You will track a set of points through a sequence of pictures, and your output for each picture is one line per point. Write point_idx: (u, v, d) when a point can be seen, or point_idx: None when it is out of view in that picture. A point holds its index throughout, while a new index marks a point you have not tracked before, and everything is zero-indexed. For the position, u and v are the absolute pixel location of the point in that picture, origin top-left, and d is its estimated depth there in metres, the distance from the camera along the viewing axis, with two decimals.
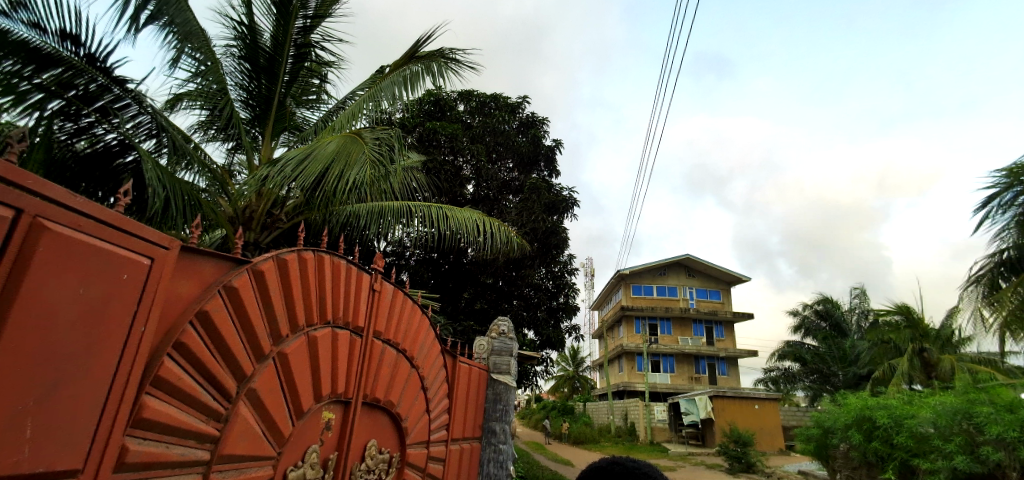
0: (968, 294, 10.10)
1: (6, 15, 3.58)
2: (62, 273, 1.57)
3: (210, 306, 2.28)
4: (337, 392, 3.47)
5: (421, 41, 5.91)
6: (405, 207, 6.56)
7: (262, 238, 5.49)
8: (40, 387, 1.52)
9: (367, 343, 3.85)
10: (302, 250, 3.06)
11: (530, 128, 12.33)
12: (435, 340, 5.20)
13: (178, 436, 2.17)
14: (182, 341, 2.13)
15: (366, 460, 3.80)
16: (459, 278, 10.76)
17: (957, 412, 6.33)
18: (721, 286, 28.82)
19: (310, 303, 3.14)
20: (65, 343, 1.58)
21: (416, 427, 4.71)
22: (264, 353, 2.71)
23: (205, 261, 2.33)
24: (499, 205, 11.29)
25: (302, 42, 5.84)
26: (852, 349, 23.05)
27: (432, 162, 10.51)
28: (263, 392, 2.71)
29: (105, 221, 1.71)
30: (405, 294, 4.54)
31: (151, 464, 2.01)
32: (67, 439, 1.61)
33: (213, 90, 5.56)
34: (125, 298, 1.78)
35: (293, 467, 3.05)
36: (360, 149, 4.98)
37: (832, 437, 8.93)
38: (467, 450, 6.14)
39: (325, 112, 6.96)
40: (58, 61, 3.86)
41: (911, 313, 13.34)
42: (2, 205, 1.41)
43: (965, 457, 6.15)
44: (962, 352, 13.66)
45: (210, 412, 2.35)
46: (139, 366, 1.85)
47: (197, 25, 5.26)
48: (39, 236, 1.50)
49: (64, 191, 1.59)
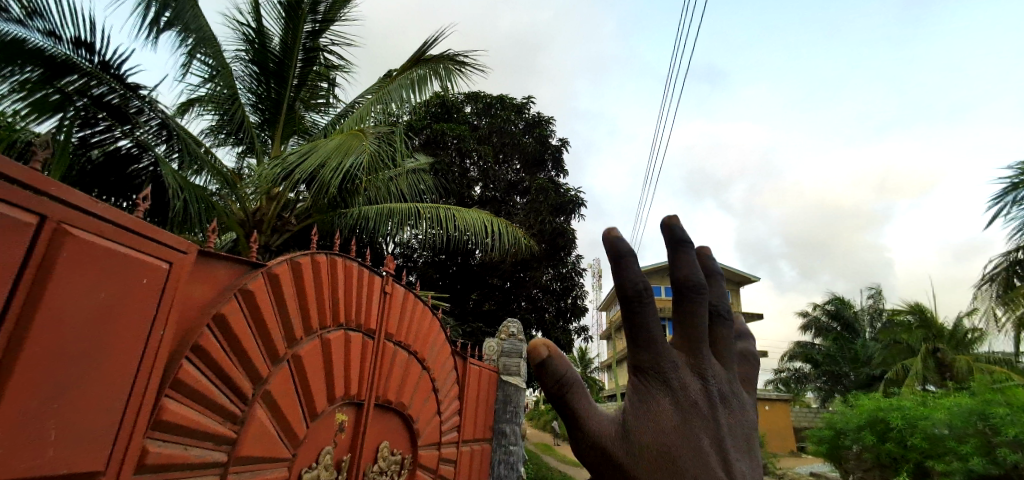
0: (983, 293, 9.95)
1: (22, 23, 3.71)
2: (85, 276, 1.59)
3: (226, 310, 2.31)
4: (349, 394, 3.49)
5: (428, 45, 5.97)
6: (413, 208, 6.54)
7: (273, 241, 5.55)
8: (47, 390, 1.49)
9: (379, 345, 3.87)
10: (315, 252, 3.09)
11: (536, 127, 12.22)
12: (446, 341, 5.20)
13: (196, 439, 2.20)
14: (198, 345, 2.16)
15: (378, 461, 3.82)
16: (467, 279, 10.96)
17: (973, 413, 6.25)
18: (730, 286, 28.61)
19: (324, 308, 3.18)
20: (89, 344, 1.61)
21: (428, 428, 4.72)
22: (279, 355, 2.74)
23: (222, 264, 2.37)
24: (507, 206, 11.29)
25: (311, 46, 5.90)
26: (864, 349, 22.70)
27: (439, 164, 10.73)
28: (278, 394, 2.73)
29: (125, 226, 1.74)
30: (415, 296, 4.53)
31: (170, 466, 2.03)
32: (88, 440, 1.63)
33: (224, 94, 5.64)
34: (145, 301, 1.81)
35: (308, 469, 3.08)
36: (360, 141, 4.96)
37: (845, 439, 8.88)
38: (479, 451, 6.14)
39: (334, 115, 6.93)
40: (72, 68, 3.94)
41: (924, 313, 13.38)
42: (27, 212, 1.44)
43: (981, 459, 5.99)
44: (978, 352, 13.38)
45: (227, 414, 2.38)
46: (156, 368, 1.88)
47: (209, 31, 5.36)
48: (62, 242, 1.53)
49: (82, 196, 1.61)
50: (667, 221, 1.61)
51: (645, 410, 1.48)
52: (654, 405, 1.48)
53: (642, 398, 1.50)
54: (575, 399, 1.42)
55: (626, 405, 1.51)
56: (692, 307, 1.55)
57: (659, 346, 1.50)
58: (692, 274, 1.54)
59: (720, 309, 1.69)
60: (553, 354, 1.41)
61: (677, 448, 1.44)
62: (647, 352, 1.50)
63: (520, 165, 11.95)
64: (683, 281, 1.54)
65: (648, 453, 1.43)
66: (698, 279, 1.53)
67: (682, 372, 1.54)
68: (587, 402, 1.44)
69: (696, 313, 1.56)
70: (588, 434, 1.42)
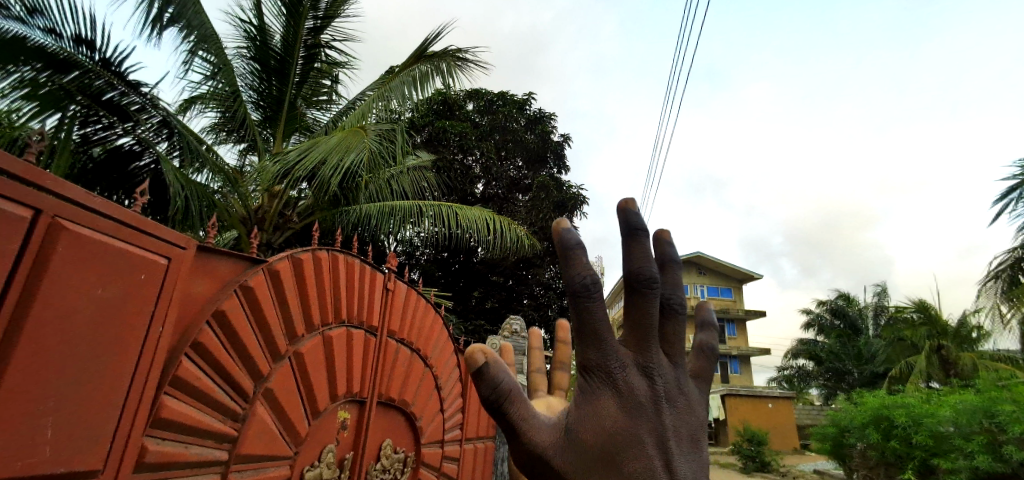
0: (988, 289, 9.88)
1: (23, 21, 3.68)
2: (82, 271, 1.56)
3: (226, 306, 2.28)
4: (351, 391, 3.47)
5: (431, 41, 5.92)
6: (415, 206, 6.51)
7: (275, 239, 5.51)
8: (43, 388, 1.45)
9: (381, 343, 3.84)
10: (317, 249, 3.06)
11: (538, 124, 12.17)
12: (448, 339, 5.16)
13: (197, 436, 2.17)
14: (198, 341, 2.13)
15: (381, 459, 3.78)
16: (469, 276, 10.90)
17: (978, 410, 6.20)
18: (732, 283, 28.51)
19: (326, 305, 3.15)
20: (85, 341, 1.58)
21: (430, 426, 4.67)
22: (281, 353, 2.71)
23: (223, 261, 2.34)
24: (510, 203, 11.39)
25: (313, 43, 5.87)
26: (867, 346, 22.64)
27: (441, 161, 10.76)
28: (280, 392, 2.71)
29: (121, 221, 1.70)
30: (418, 293, 4.49)
31: (169, 464, 2.01)
32: (84, 439, 1.59)
33: (226, 92, 5.58)
34: (143, 297, 1.78)
35: (310, 467, 3.05)
36: (359, 139, 4.94)
37: (849, 436, 8.82)
38: (482, 449, 6.12)
39: (336, 112, 6.89)
40: (73, 65, 3.91)
41: (927, 309, 13.33)
42: (22, 205, 1.40)
43: (987, 456, 5.93)
44: (983, 349, 13.29)
45: (228, 412, 2.35)
46: (155, 367, 1.85)
47: (210, 28, 5.34)
48: (57, 235, 1.49)
49: (79, 190, 1.58)
50: (620, 205, 1.18)
51: (590, 417, 1.18)
52: (597, 418, 1.18)
53: (583, 406, 1.19)
54: (512, 406, 1.14)
55: (569, 411, 1.20)
56: (645, 305, 1.18)
57: (607, 348, 1.18)
58: (645, 267, 1.16)
59: (683, 302, 1.26)
60: (491, 360, 1.14)
61: (626, 464, 1.15)
62: (594, 348, 1.18)
63: (522, 162, 11.93)
64: (633, 275, 1.16)
65: (594, 462, 1.15)
66: (653, 272, 1.15)
67: (634, 374, 1.21)
68: (525, 406, 1.17)
69: (649, 309, 1.19)
70: (523, 443, 1.16)
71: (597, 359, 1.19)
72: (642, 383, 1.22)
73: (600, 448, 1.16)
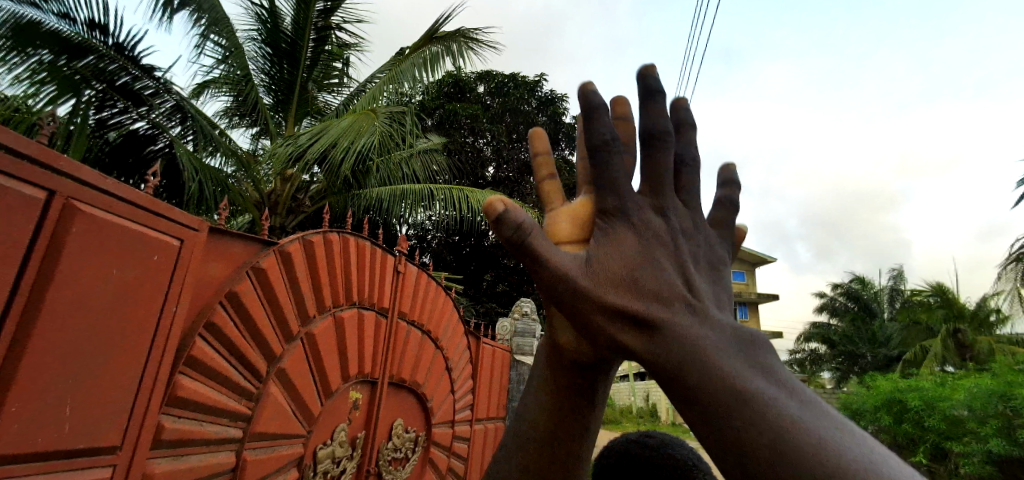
0: (1008, 272, 9.69)
1: (38, 6, 3.82)
2: (97, 253, 1.58)
3: (239, 288, 2.31)
4: (363, 372, 3.52)
5: (442, 22, 5.86)
6: (426, 190, 6.48)
7: (288, 223, 5.60)
8: (62, 366, 1.50)
9: (392, 324, 3.88)
10: (328, 232, 3.07)
11: (550, 106, 11.98)
12: (459, 321, 5.19)
13: (213, 414, 2.22)
14: (212, 322, 2.17)
15: (392, 438, 3.85)
16: (481, 260, 10.94)
17: (994, 394, 6.19)
18: (745, 267, 28.30)
19: (337, 287, 3.18)
20: (101, 321, 1.61)
21: (441, 407, 4.73)
22: (293, 334, 2.75)
23: (235, 243, 2.37)
24: (521, 186, 11.22)
25: (323, 25, 5.85)
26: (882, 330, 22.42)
27: (452, 143, 10.77)
28: (293, 373, 2.76)
29: (134, 202, 1.72)
30: (428, 276, 4.51)
31: (187, 441, 2.07)
32: (104, 415, 1.65)
33: (238, 76, 5.62)
34: (157, 278, 1.81)
35: (323, 445, 3.12)
36: (370, 122, 4.92)
37: (860, 420, 8.67)
38: (493, 429, 6.21)
39: (347, 95, 6.87)
40: (87, 50, 3.95)
41: (945, 293, 13.15)
42: (37, 187, 1.42)
43: (1001, 440, 5.89)
44: (1001, 333, 13.08)
45: (242, 391, 2.40)
46: (170, 346, 1.89)
47: (221, 12, 5.35)
48: (72, 217, 1.51)
49: (92, 172, 1.60)
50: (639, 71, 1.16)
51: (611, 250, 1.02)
52: (618, 254, 1.02)
53: (598, 244, 1.04)
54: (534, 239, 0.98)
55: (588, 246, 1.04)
56: (661, 155, 1.11)
57: (616, 180, 1.07)
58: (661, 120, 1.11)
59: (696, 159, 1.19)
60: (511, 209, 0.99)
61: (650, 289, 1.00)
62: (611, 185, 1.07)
63: (534, 144, 11.74)
64: (648, 126, 1.11)
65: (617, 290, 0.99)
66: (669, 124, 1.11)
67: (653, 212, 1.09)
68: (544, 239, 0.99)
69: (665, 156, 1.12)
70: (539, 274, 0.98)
71: (610, 197, 1.07)
72: (655, 220, 1.08)
73: (627, 284, 1.00)
